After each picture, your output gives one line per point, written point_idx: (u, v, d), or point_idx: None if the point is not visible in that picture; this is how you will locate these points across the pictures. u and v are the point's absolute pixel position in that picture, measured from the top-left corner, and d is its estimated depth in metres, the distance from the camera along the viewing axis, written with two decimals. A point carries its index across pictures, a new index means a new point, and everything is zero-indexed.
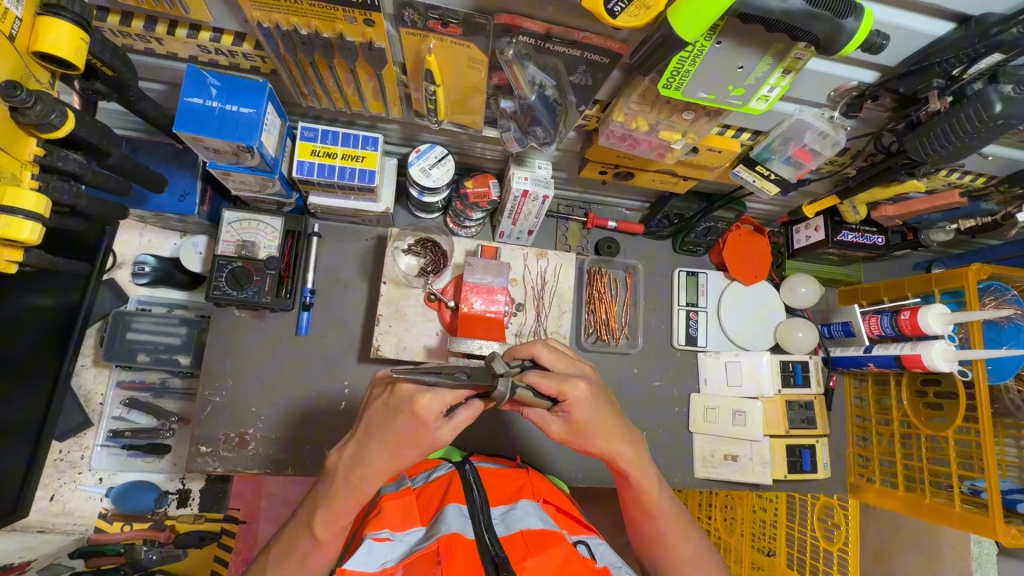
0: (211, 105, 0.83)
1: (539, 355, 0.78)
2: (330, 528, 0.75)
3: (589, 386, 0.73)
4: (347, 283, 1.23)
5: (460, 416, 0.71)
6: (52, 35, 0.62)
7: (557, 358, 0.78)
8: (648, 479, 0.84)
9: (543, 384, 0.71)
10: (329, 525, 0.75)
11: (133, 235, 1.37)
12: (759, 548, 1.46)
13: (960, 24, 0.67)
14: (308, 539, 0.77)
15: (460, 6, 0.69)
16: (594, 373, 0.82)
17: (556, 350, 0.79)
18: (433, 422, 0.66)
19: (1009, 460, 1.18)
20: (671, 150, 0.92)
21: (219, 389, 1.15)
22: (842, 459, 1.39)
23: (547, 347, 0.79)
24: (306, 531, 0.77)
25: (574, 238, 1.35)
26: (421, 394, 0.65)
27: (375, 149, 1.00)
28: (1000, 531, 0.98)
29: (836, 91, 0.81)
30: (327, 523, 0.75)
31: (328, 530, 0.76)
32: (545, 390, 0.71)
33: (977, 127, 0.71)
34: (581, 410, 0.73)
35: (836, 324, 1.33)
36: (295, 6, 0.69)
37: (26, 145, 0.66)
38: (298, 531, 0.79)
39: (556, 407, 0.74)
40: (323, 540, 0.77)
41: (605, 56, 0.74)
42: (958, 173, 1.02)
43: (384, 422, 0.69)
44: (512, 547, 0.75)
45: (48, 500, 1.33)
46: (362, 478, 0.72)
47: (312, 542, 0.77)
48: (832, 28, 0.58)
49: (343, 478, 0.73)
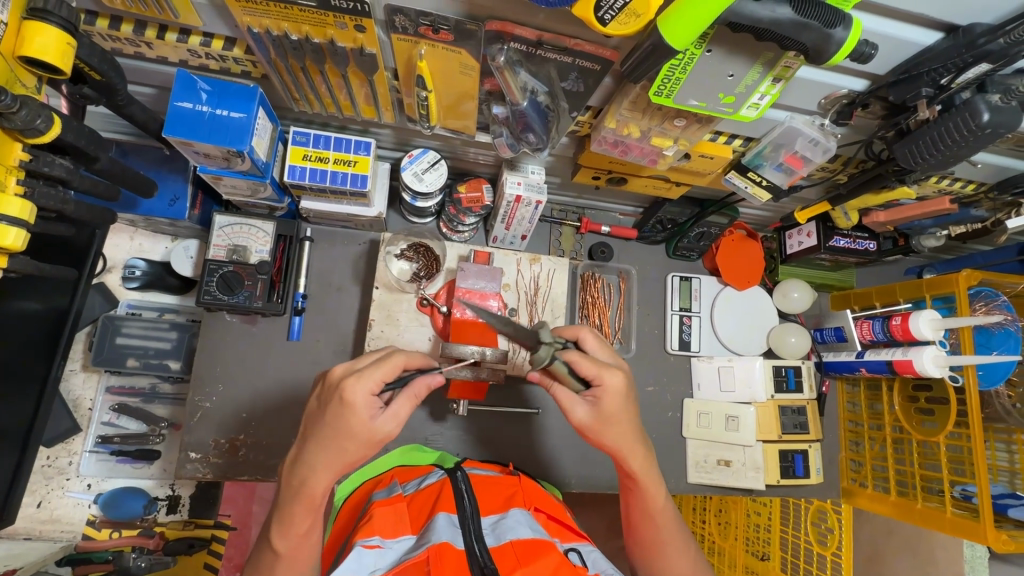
0: (201, 109, 0.83)
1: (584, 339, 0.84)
2: (291, 542, 0.72)
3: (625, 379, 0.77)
4: (340, 288, 1.22)
5: (402, 406, 0.70)
6: (38, 39, 0.61)
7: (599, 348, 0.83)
8: (655, 491, 0.84)
9: (583, 363, 0.75)
10: (286, 538, 0.71)
11: (123, 239, 1.35)
12: (753, 552, 1.46)
13: (947, 34, 0.67)
14: (270, 553, 0.73)
15: (452, 13, 0.69)
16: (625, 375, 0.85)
17: (601, 338, 0.84)
18: (363, 402, 0.67)
19: (1000, 465, 1.19)
20: (664, 156, 0.93)
21: (209, 395, 1.14)
22: (835, 464, 1.39)
23: (592, 334, 0.84)
24: (268, 546, 0.74)
25: (568, 242, 1.34)
26: (345, 378, 0.68)
27: (367, 153, 0.99)
28: (992, 538, 0.98)
29: (826, 99, 0.81)
30: (285, 537, 0.71)
31: (288, 545, 0.72)
32: (583, 370, 0.76)
33: (965, 136, 0.71)
34: (613, 400, 0.76)
35: (829, 329, 1.34)
36: (286, 12, 0.69)
37: (12, 150, 0.65)
38: (262, 547, 0.75)
39: (588, 392, 0.78)
40: (286, 554, 0.72)
41: (596, 63, 0.74)
42: (947, 180, 1.03)
43: (324, 416, 0.69)
44: (503, 558, 0.75)
45: (36, 506, 1.31)
46: (309, 481, 0.69)
47: (272, 557, 0.73)
48: (821, 38, 0.58)
49: (295, 483, 0.70)
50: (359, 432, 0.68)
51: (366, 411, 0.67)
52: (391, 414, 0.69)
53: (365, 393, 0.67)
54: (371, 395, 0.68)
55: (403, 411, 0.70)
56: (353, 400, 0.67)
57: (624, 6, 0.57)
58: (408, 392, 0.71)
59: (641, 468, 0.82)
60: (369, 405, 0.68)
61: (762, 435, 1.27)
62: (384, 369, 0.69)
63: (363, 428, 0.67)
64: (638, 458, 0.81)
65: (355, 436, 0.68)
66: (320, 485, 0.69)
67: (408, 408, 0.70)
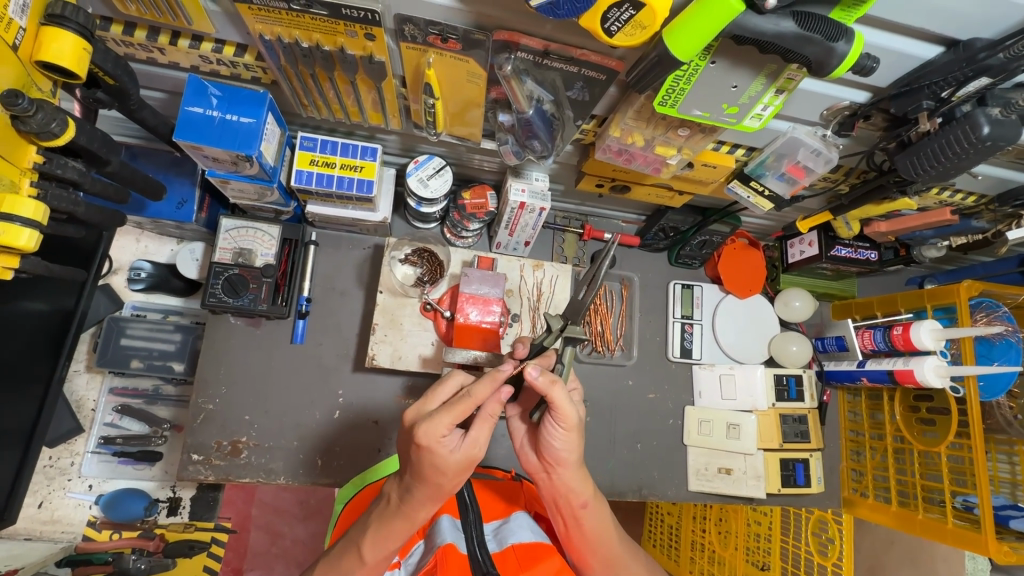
0: (211, 114, 0.84)
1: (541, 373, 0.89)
2: (379, 553, 0.73)
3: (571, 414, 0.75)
4: (343, 292, 1.23)
5: (482, 431, 0.71)
6: (55, 45, 0.63)
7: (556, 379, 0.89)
8: (596, 516, 0.82)
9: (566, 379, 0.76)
10: (377, 547, 0.73)
11: (130, 241, 1.37)
12: (753, 562, 1.45)
13: (948, 48, 0.68)
14: (353, 559, 0.74)
15: (460, 22, 0.70)
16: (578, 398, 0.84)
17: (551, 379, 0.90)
18: (441, 443, 0.67)
19: (1001, 476, 1.19)
20: (667, 165, 0.94)
21: (212, 397, 1.15)
22: (835, 475, 1.39)
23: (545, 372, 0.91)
24: (350, 550, 0.75)
25: (571, 249, 1.35)
26: (421, 425, 0.67)
27: (373, 159, 1.00)
28: (993, 548, 0.98)
29: (828, 110, 0.82)
30: (378, 546, 0.73)
31: (376, 555, 0.73)
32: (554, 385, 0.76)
33: (966, 149, 0.72)
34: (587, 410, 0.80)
35: (830, 338, 1.34)
36: (298, 21, 0.70)
37: (26, 152, 0.66)
38: (342, 551, 0.76)
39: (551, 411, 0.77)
40: (369, 563, 0.74)
41: (601, 73, 0.75)
42: (948, 192, 1.04)
43: (424, 472, 0.69)
44: (504, 563, 0.76)
45: (37, 507, 1.31)
46: (413, 505, 0.72)
47: (356, 563, 0.74)
48: (824, 51, 0.60)
49: (399, 507, 0.73)
50: (444, 467, 0.68)
51: (445, 450, 0.68)
52: (472, 442, 0.70)
53: (440, 434, 0.67)
54: (447, 434, 0.68)
55: (482, 435, 0.71)
56: (433, 443, 0.67)
57: (629, 18, 0.58)
58: (479, 418, 0.71)
59: (575, 495, 0.80)
60: (447, 443, 0.68)
61: (763, 443, 1.28)
62: (455, 409, 0.68)
63: (448, 463, 0.68)
64: (577, 481, 0.79)
65: (446, 471, 0.69)
66: (419, 511, 0.72)
67: (485, 433, 0.71)
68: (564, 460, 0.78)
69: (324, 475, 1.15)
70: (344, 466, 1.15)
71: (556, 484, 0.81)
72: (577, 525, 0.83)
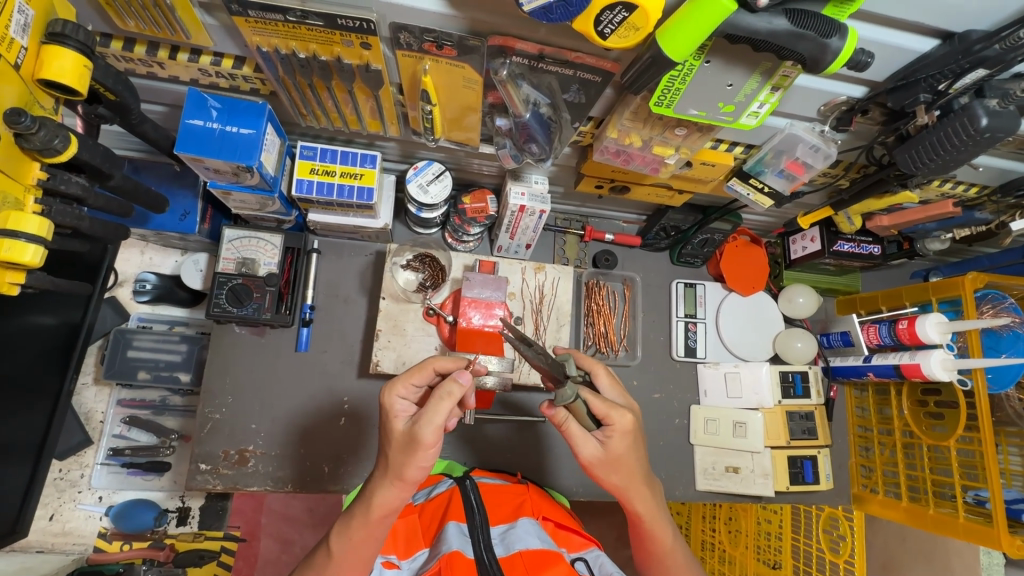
0: (211, 126, 0.85)
1: (596, 376, 0.85)
2: (346, 545, 0.75)
3: (600, 446, 0.76)
4: (346, 299, 1.24)
5: (436, 409, 0.69)
6: (57, 63, 0.63)
7: (611, 386, 0.84)
8: (663, 529, 0.86)
9: (595, 402, 0.75)
10: (343, 541, 0.75)
11: (135, 253, 1.38)
12: (764, 561, 1.45)
13: (944, 41, 0.68)
14: (323, 556, 0.76)
15: (455, 29, 0.71)
16: (631, 423, 0.76)
17: (614, 378, 0.86)
18: (394, 403, 0.75)
19: (1013, 469, 1.16)
20: (665, 165, 0.94)
21: (219, 406, 1.15)
22: (844, 471, 1.38)
23: (607, 372, 0.86)
24: (322, 549, 0.78)
25: (572, 251, 1.36)
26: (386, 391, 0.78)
27: (373, 166, 1.01)
28: (1005, 542, 0.97)
29: (825, 106, 0.81)
30: (342, 540, 0.75)
31: (343, 548, 0.75)
32: (595, 409, 0.76)
33: (965, 141, 0.72)
34: (621, 440, 0.76)
35: (835, 334, 1.33)
36: (295, 31, 0.71)
37: (29, 169, 0.67)
38: (318, 550, 0.79)
39: (598, 431, 0.77)
40: (336, 558, 0.75)
41: (597, 75, 0.75)
42: (950, 183, 1.03)
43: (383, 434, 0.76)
44: (511, 568, 0.76)
45: (48, 519, 1.33)
46: (375, 493, 0.73)
47: (325, 559, 0.76)
48: (817, 47, 0.60)
49: (362, 494, 0.76)
50: (392, 435, 0.73)
51: (396, 412, 0.74)
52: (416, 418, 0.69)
53: (395, 393, 0.75)
54: (401, 399, 0.75)
55: (425, 411, 0.69)
56: (388, 406, 0.75)
57: (623, 20, 0.58)
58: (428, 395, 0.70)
59: (645, 508, 0.83)
60: (401, 407, 0.75)
61: (770, 441, 1.29)
62: (411, 373, 0.77)
63: (393, 430, 0.73)
64: (643, 501, 0.83)
65: (392, 440, 0.72)
66: (383, 500, 0.73)
67: (431, 411, 0.68)
68: (627, 487, 0.80)
69: (331, 481, 1.15)
70: (352, 473, 1.16)
71: (624, 504, 0.84)
72: (647, 538, 0.87)
